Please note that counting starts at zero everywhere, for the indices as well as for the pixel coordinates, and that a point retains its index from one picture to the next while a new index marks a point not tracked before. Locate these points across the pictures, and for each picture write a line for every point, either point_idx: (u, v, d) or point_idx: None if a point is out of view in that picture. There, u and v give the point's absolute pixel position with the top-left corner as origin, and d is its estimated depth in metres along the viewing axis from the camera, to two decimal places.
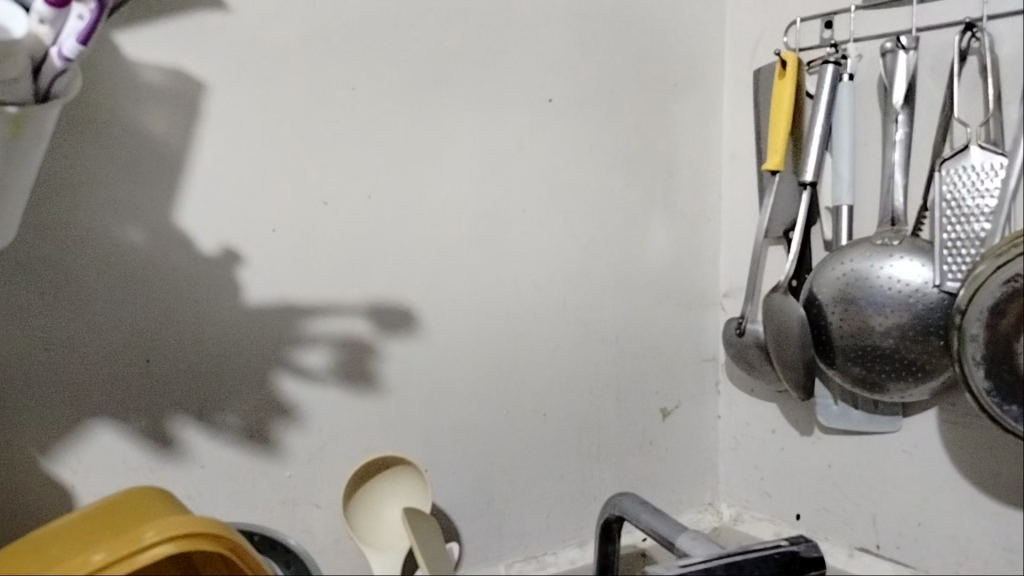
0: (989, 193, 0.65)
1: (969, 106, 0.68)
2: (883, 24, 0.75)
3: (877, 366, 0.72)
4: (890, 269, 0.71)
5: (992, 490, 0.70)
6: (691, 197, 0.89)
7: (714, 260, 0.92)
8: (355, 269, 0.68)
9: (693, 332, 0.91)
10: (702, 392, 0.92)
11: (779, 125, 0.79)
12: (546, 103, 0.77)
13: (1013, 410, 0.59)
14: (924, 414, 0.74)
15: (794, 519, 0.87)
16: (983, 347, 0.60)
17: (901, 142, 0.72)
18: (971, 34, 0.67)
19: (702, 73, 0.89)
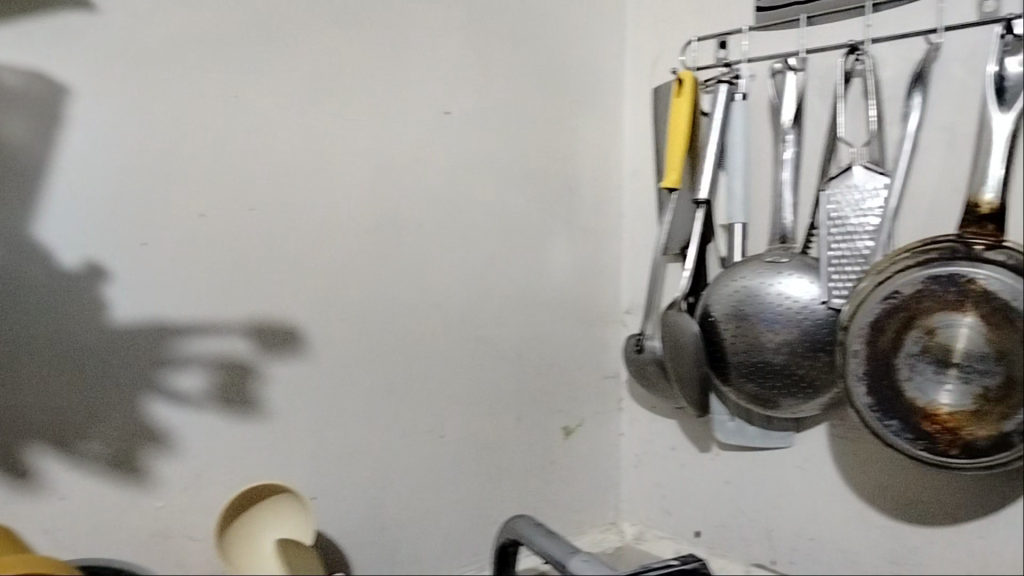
0: (871, 212, 0.67)
1: (853, 128, 0.70)
2: (774, 45, 0.76)
3: (768, 381, 0.72)
4: (780, 286, 0.72)
5: (879, 503, 0.71)
6: (592, 214, 0.89)
7: (616, 278, 0.92)
8: (236, 286, 0.64)
9: (595, 349, 0.90)
10: (604, 409, 0.92)
11: (676, 145, 0.79)
12: (443, 116, 0.75)
13: (894, 424, 0.59)
14: (815, 430, 0.75)
15: (693, 536, 0.87)
16: (865, 363, 0.60)
17: (790, 161, 0.73)
18: (854, 57, 0.69)
19: (602, 90, 0.89)
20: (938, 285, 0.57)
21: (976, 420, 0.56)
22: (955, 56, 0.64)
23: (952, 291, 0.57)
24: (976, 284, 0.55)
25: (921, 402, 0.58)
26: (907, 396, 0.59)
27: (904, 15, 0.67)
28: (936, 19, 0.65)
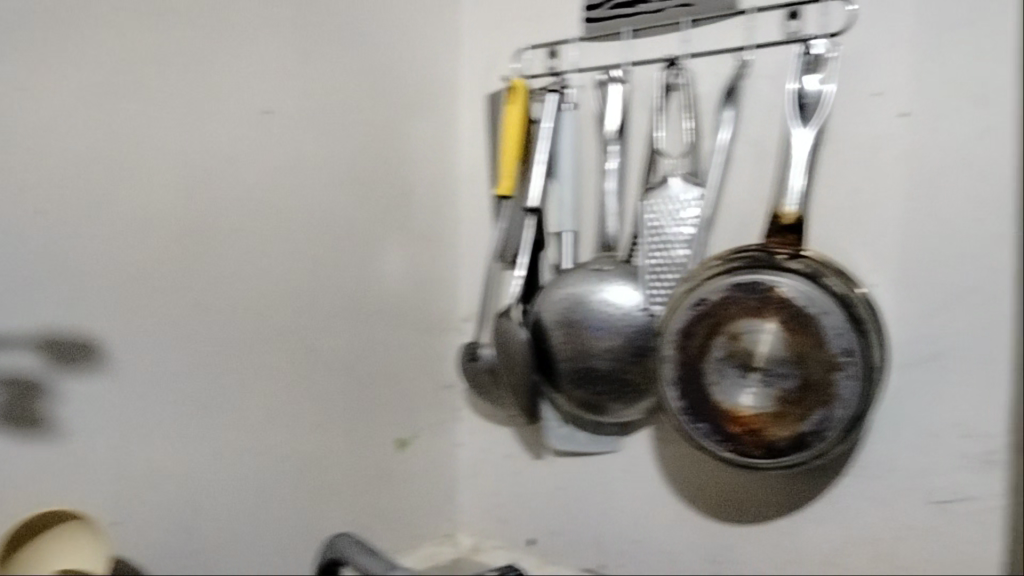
0: (686, 222, 0.69)
1: (672, 140, 0.72)
2: (600, 57, 0.77)
3: (594, 387, 0.73)
4: (605, 294, 0.73)
5: (698, 504, 0.73)
6: (427, 221, 0.88)
7: (453, 285, 0.91)
8: (21, 294, 0.58)
9: (431, 357, 0.89)
10: (441, 419, 0.90)
11: (509, 153, 0.79)
12: (263, 115, 0.72)
13: (703, 426, 0.61)
14: (640, 434, 0.76)
15: (528, 544, 0.87)
16: (676, 367, 0.62)
17: (614, 171, 0.74)
18: (673, 71, 0.71)
19: (437, 96, 0.88)
20: (742, 292, 0.59)
21: (777, 421, 0.58)
22: (763, 74, 0.67)
23: (754, 298, 0.59)
24: (776, 291, 0.58)
25: (727, 405, 0.60)
26: (715, 398, 0.61)
27: (718, 32, 0.70)
28: (746, 37, 0.68)
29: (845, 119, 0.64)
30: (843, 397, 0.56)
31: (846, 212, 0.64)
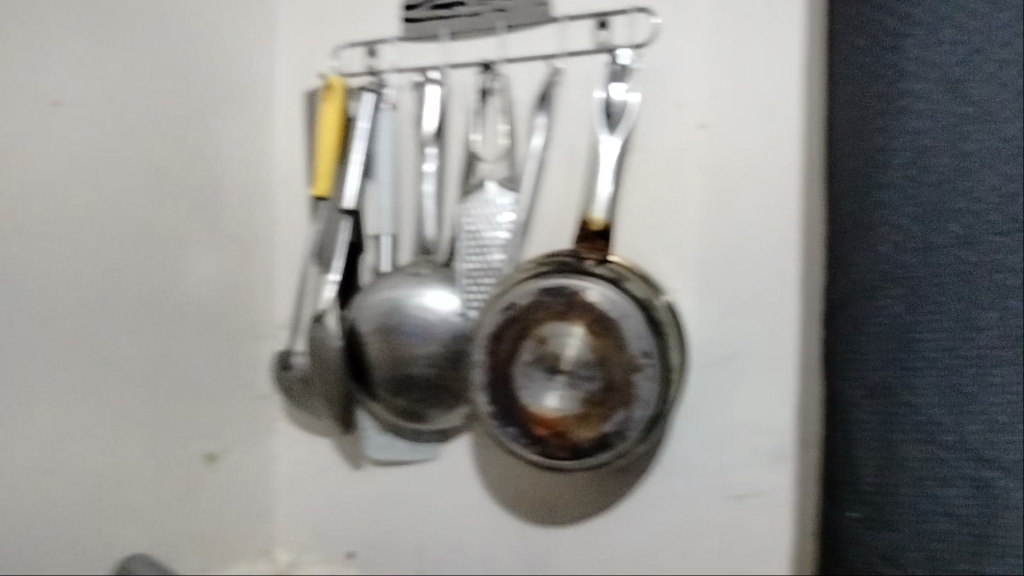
0: (501, 227, 0.68)
1: (489, 145, 0.71)
2: (416, 58, 0.76)
3: (410, 394, 0.72)
4: (422, 300, 0.71)
5: (515, 508, 0.72)
6: (241, 221, 0.82)
7: (269, 290, 0.86)
8: None
9: (245, 365, 0.83)
10: (256, 431, 0.84)
11: (325, 153, 0.76)
12: (51, 106, 0.63)
13: (512, 430, 0.61)
14: (457, 443, 0.75)
15: (347, 556, 0.83)
16: (485, 372, 0.61)
17: (432, 175, 0.72)
18: (488, 76, 0.71)
19: (249, 91, 0.83)
20: (548, 296, 0.60)
21: (581, 424, 0.59)
22: (574, 82, 0.68)
23: (559, 301, 0.60)
24: (581, 295, 0.59)
25: (534, 408, 0.60)
26: (522, 402, 0.61)
27: (532, 38, 0.70)
28: (558, 44, 0.69)
29: (651, 128, 0.66)
30: (642, 398, 0.58)
31: (653, 220, 0.66)
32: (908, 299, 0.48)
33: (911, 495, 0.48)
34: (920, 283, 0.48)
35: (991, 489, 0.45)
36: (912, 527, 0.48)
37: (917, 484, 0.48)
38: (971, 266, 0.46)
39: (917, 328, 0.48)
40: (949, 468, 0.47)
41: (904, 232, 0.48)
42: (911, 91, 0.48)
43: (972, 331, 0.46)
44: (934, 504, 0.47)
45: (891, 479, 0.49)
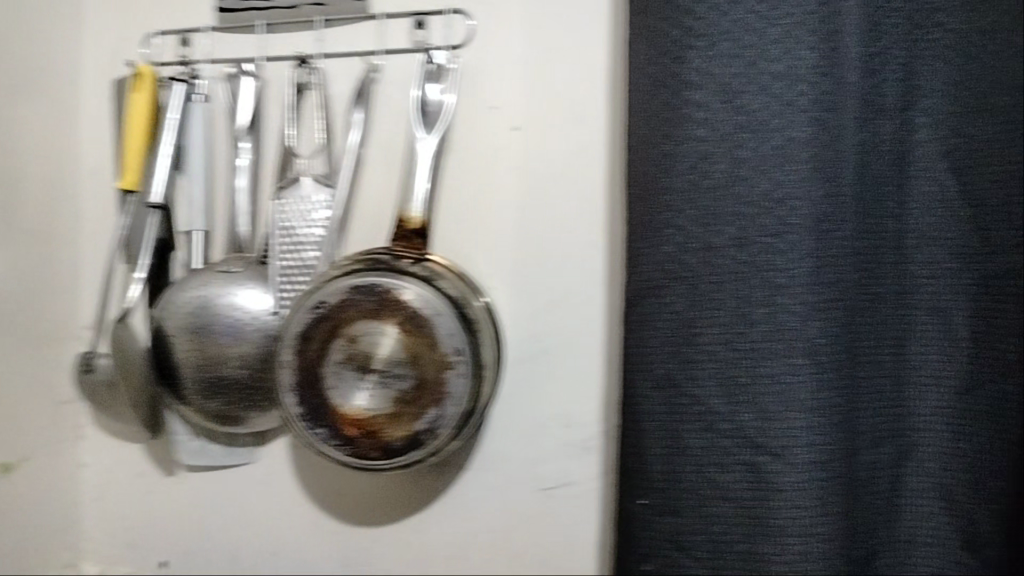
0: (316, 223, 0.67)
1: (305, 140, 0.70)
2: (230, 50, 0.73)
3: (223, 396, 0.69)
4: (233, 298, 0.69)
5: (333, 508, 0.71)
6: (41, 209, 0.74)
7: (75, 288, 0.79)
8: None
9: (45, 368, 0.75)
10: (60, 438, 0.76)
11: (135, 143, 0.71)
12: None
13: (322, 432, 0.60)
14: (277, 442, 0.72)
15: (158, 565, 0.79)
16: (294, 372, 0.60)
17: (245, 169, 0.70)
18: (304, 70, 0.69)
19: (52, 69, 0.75)
20: (359, 294, 0.59)
21: (394, 423, 0.59)
22: (392, 79, 0.67)
23: (370, 300, 0.59)
24: (394, 293, 0.59)
25: (344, 408, 0.60)
26: (332, 403, 0.60)
27: (349, 33, 0.69)
28: (376, 42, 0.68)
29: (467, 128, 0.66)
30: (453, 394, 0.58)
31: (467, 219, 0.66)
32: (688, 297, 0.51)
33: (694, 480, 0.51)
34: (701, 282, 0.51)
35: (763, 474, 0.49)
36: (695, 510, 0.51)
37: (699, 471, 0.51)
38: (744, 265, 0.50)
39: (696, 323, 0.51)
40: (726, 454, 0.50)
41: (686, 234, 0.51)
42: (692, 100, 0.51)
43: (744, 325, 0.50)
44: (714, 489, 0.51)
45: (676, 466, 0.51)
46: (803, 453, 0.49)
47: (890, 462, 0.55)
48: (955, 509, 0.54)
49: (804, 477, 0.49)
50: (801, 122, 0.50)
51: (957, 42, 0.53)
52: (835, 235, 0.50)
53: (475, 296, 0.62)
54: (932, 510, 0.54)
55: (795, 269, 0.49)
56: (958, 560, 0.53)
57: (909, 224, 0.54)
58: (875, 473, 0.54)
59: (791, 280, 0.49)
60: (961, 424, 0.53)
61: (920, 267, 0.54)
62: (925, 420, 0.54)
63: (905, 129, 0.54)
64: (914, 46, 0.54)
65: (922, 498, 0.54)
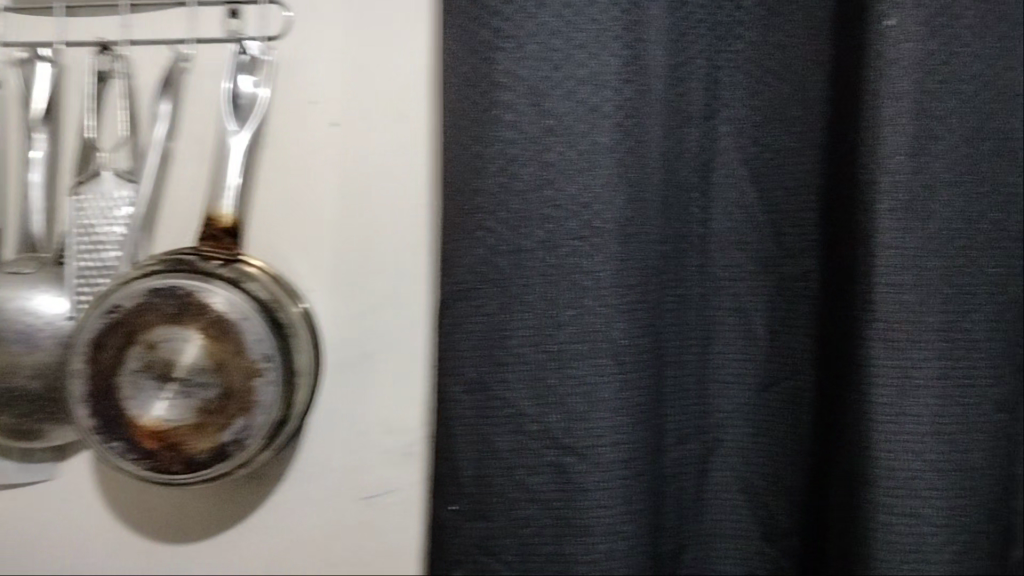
0: (118, 222, 0.62)
1: (108, 132, 0.64)
2: (19, 30, 0.63)
3: (18, 412, 0.60)
4: (26, 303, 0.61)
5: (144, 528, 0.65)
6: None
7: None
8: None
9: None
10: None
11: None
12: None
13: (118, 446, 0.56)
14: (81, 456, 0.64)
15: None
16: (86, 381, 0.55)
17: (41, 162, 0.62)
18: (108, 57, 0.63)
19: None
20: (158, 297, 0.55)
21: (197, 434, 0.56)
22: (204, 70, 0.63)
23: (170, 303, 0.55)
24: (198, 297, 0.55)
25: (143, 419, 0.56)
26: (129, 414, 0.56)
27: (160, 19, 0.63)
28: (187, 29, 0.63)
29: (282, 122, 0.61)
30: (262, 402, 0.56)
31: (283, 219, 0.61)
32: (499, 299, 0.49)
33: (503, 484, 0.50)
34: (509, 283, 0.49)
35: (567, 473, 0.49)
36: (504, 514, 0.50)
37: (508, 473, 0.50)
38: (550, 268, 0.49)
39: (507, 325, 0.50)
40: (533, 454, 0.50)
41: (497, 237, 0.49)
42: (502, 102, 0.49)
43: (552, 327, 0.49)
44: (521, 491, 0.50)
45: (484, 469, 0.50)
46: (606, 451, 0.49)
47: (695, 458, 0.56)
48: (755, 501, 0.56)
49: (607, 478, 0.49)
50: (604, 128, 0.49)
51: (753, 56, 0.55)
52: (637, 238, 0.51)
53: (297, 300, 0.60)
54: (735, 503, 0.56)
55: (599, 272, 0.49)
56: (761, 550, 0.56)
57: (712, 229, 0.56)
58: (682, 469, 0.55)
59: (596, 283, 0.49)
60: (759, 419, 0.56)
61: (721, 270, 0.56)
62: (728, 416, 0.56)
63: (709, 137, 0.55)
64: (717, 56, 0.55)
65: (728, 492, 0.56)
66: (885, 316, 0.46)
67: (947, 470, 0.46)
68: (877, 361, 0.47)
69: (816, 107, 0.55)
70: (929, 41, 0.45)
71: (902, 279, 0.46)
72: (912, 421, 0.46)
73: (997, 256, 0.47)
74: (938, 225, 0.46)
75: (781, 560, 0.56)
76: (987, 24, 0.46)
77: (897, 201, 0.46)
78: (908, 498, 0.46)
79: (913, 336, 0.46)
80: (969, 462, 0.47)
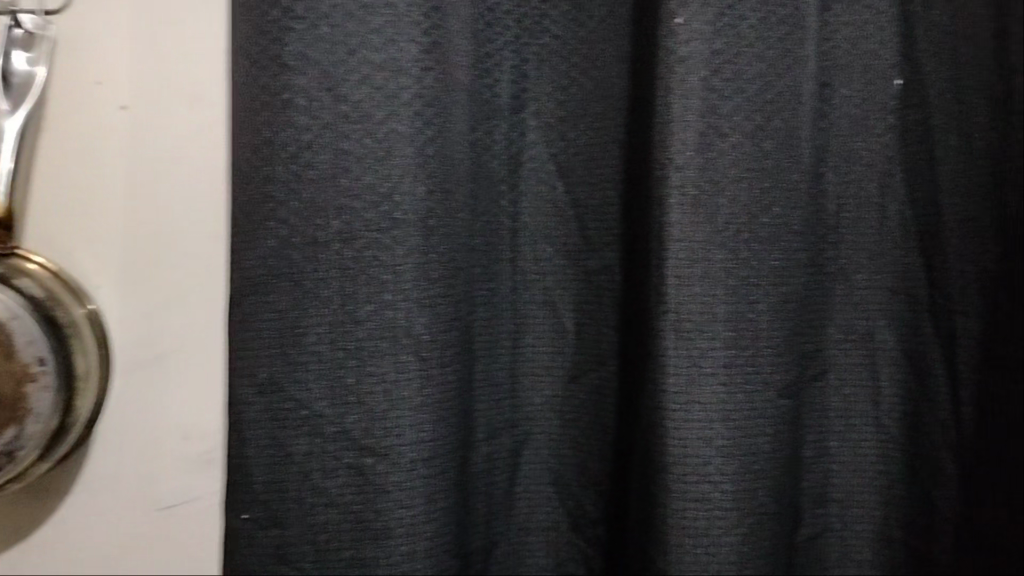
0: None
1: None
2: None
3: None
4: None
5: None
6: None
7: None
8: None
9: None
10: None
11: None
12: None
13: None
14: None
15: None
16: None
17: None
18: None
19: None
20: None
21: None
22: None
23: None
24: None
25: None
26: None
27: None
28: None
29: (66, 101, 0.55)
30: (37, 411, 0.52)
31: (69, 210, 0.56)
32: (292, 296, 0.47)
33: (300, 489, 0.48)
34: (303, 278, 0.47)
35: (367, 475, 0.48)
36: (300, 521, 0.48)
37: (303, 478, 0.48)
38: (348, 262, 0.47)
39: (301, 324, 0.47)
40: (330, 457, 0.48)
41: (290, 229, 0.47)
42: (295, 86, 0.46)
43: (349, 322, 0.47)
44: (318, 495, 0.48)
45: (279, 474, 0.48)
46: (407, 451, 0.48)
47: (506, 453, 0.55)
48: (564, 493, 0.56)
49: (408, 476, 0.48)
50: (403, 116, 0.47)
51: (562, 50, 0.54)
52: (440, 231, 0.48)
53: (86, 301, 0.55)
54: (545, 496, 0.56)
55: (399, 266, 0.47)
56: (570, 541, 0.56)
57: (521, 223, 0.55)
58: (492, 465, 0.54)
59: (397, 279, 0.47)
60: (568, 412, 0.56)
61: (531, 265, 0.55)
62: (538, 411, 0.56)
63: (517, 130, 0.54)
64: (525, 49, 0.54)
65: (538, 485, 0.56)
66: (677, 307, 0.48)
67: (736, 455, 0.48)
68: (670, 351, 0.48)
69: (616, 104, 0.55)
70: (715, 40, 0.47)
71: (690, 271, 0.47)
72: (702, 407, 0.48)
73: (779, 250, 0.49)
74: (724, 219, 0.48)
75: (588, 549, 0.57)
76: (770, 26, 0.47)
77: (685, 196, 0.47)
78: (701, 484, 0.48)
79: (700, 327, 0.48)
80: (756, 446, 0.49)
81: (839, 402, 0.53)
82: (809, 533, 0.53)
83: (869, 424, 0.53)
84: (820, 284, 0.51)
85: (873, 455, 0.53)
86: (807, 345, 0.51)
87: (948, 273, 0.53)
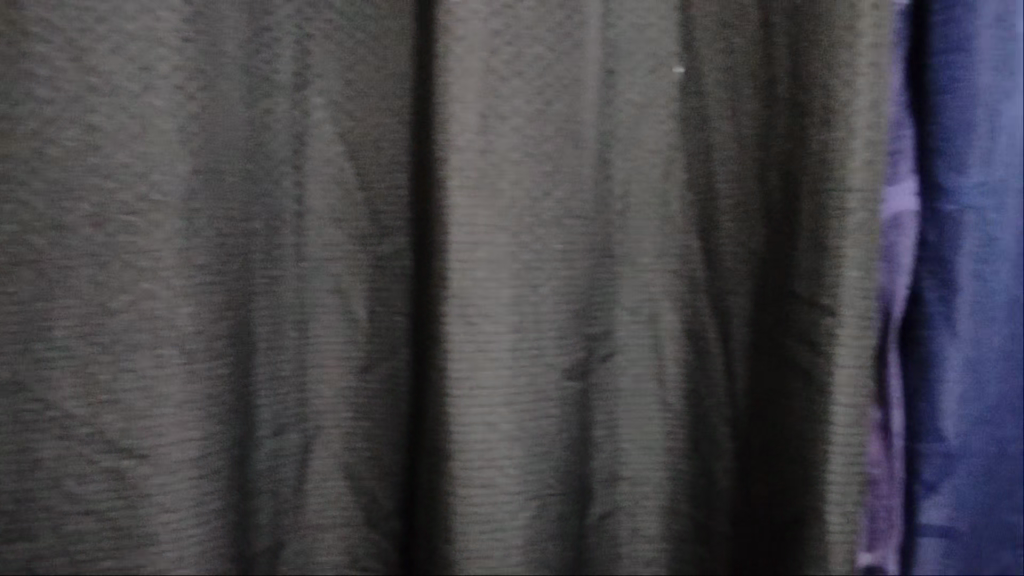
0: None
1: None
2: None
3: None
4: None
5: None
6: None
7: None
8: None
9: None
10: None
11: None
12: None
13: None
14: None
15: None
16: None
17: None
18: None
19: None
20: None
21: None
22: None
23: None
24: None
25: None
26: None
27: None
28: None
29: None
30: None
31: None
32: (34, 286, 0.44)
33: (49, 497, 0.46)
34: (48, 265, 0.44)
35: (126, 478, 0.45)
36: (52, 531, 0.46)
37: (55, 486, 0.46)
38: (99, 248, 0.43)
39: (48, 315, 0.44)
40: (82, 463, 0.45)
41: (31, 212, 0.43)
42: (33, 54, 0.42)
43: (103, 315, 0.44)
44: (72, 502, 0.46)
45: (25, 484, 0.46)
46: (172, 450, 0.44)
47: (295, 449, 0.53)
48: (357, 488, 0.55)
49: (171, 477, 0.44)
50: (160, 88, 0.43)
51: (347, 24, 0.51)
52: (207, 212, 0.45)
53: None
54: (338, 492, 0.54)
55: (159, 251, 0.43)
56: (365, 536, 0.55)
57: (307, 207, 0.52)
58: (279, 462, 0.52)
59: (158, 266, 0.43)
60: (361, 404, 0.54)
61: (318, 249, 0.53)
62: (330, 403, 0.54)
63: (300, 109, 0.51)
64: (307, 23, 0.50)
65: (331, 480, 0.54)
66: (460, 293, 0.47)
67: (522, 439, 0.48)
68: (453, 339, 0.47)
69: (403, 80, 0.53)
70: (491, 21, 0.46)
71: (475, 256, 0.47)
72: (490, 392, 0.47)
73: (564, 235, 0.49)
74: (508, 203, 0.47)
75: (382, 543, 0.56)
76: (550, 9, 0.47)
77: (468, 177, 0.46)
78: (487, 469, 0.47)
79: (485, 312, 0.47)
80: (540, 430, 0.49)
81: (629, 383, 0.55)
82: (601, 511, 0.55)
83: (656, 403, 0.55)
84: (606, 267, 0.53)
85: (660, 432, 0.55)
86: (594, 327, 0.52)
87: (724, 255, 0.54)
